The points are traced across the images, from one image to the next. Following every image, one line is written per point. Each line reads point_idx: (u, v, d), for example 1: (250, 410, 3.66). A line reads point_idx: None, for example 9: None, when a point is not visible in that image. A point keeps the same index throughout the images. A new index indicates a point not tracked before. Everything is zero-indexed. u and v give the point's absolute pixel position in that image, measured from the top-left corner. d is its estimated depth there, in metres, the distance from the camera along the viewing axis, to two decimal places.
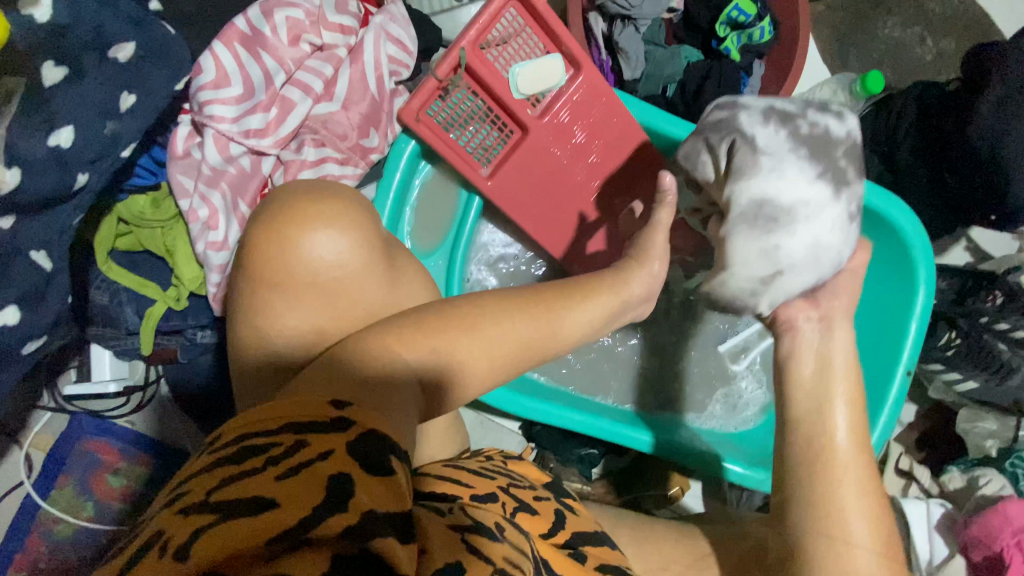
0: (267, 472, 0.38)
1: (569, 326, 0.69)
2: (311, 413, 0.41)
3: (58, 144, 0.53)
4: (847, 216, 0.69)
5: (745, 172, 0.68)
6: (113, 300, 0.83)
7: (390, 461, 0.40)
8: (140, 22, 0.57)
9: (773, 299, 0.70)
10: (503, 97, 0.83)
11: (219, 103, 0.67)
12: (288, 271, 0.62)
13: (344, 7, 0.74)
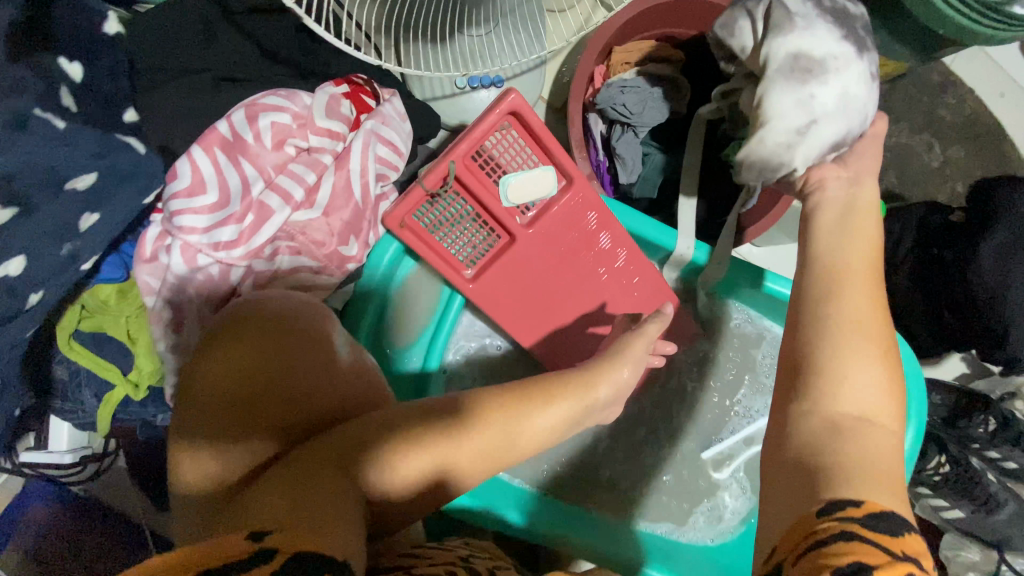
0: None
1: (524, 439, 0.67)
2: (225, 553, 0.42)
3: (6, 273, 0.51)
4: (871, 75, 0.69)
5: (783, 27, 0.66)
6: (72, 380, 0.81)
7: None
8: (103, 154, 0.55)
9: (806, 154, 0.67)
10: (491, 205, 0.81)
11: (190, 212, 0.65)
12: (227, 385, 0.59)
13: (335, 111, 0.73)
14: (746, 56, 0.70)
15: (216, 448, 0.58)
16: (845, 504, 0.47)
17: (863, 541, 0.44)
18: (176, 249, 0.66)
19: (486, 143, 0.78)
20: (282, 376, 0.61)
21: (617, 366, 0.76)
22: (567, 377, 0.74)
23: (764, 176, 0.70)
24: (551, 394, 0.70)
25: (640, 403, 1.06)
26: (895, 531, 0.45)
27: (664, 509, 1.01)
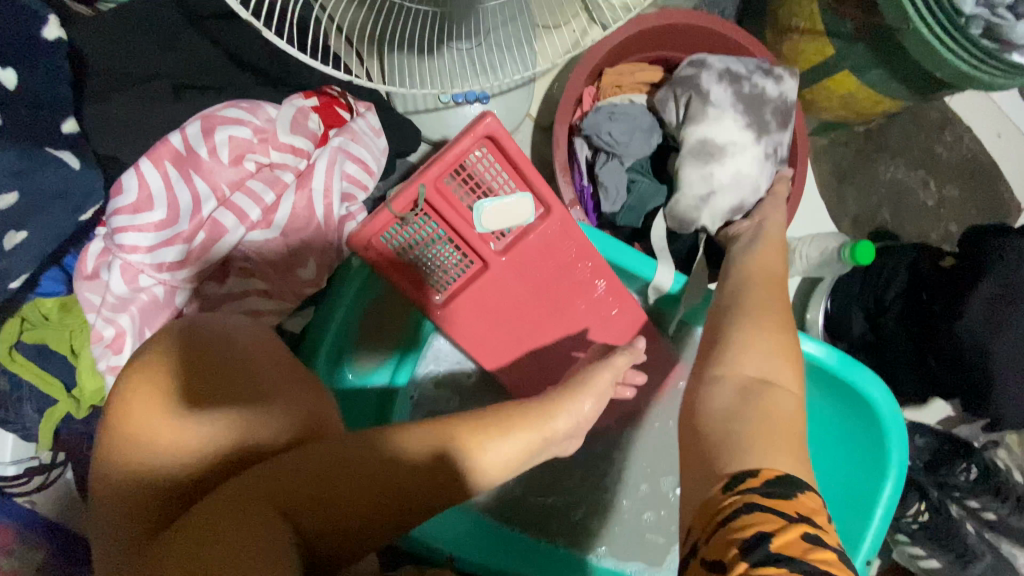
0: None
1: (479, 468, 0.59)
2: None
3: None
4: (765, 155, 0.87)
5: (696, 118, 0.86)
6: (12, 392, 0.75)
7: None
8: (23, 173, 0.50)
9: (711, 215, 0.86)
10: (463, 230, 0.77)
11: (134, 229, 0.61)
12: (154, 416, 0.54)
13: (300, 127, 0.69)
14: (671, 130, 0.90)
15: (147, 488, 0.52)
16: (745, 475, 0.48)
17: (765, 509, 0.45)
18: (116, 267, 0.62)
19: (459, 168, 0.75)
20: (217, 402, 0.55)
21: (579, 397, 0.70)
22: (525, 406, 0.67)
23: (686, 231, 0.89)
24: (512, 424, 0.63)
25: (614, 440, 1.01)
26: (791, 493, 0.46)
27: (634, 548, 0.98)
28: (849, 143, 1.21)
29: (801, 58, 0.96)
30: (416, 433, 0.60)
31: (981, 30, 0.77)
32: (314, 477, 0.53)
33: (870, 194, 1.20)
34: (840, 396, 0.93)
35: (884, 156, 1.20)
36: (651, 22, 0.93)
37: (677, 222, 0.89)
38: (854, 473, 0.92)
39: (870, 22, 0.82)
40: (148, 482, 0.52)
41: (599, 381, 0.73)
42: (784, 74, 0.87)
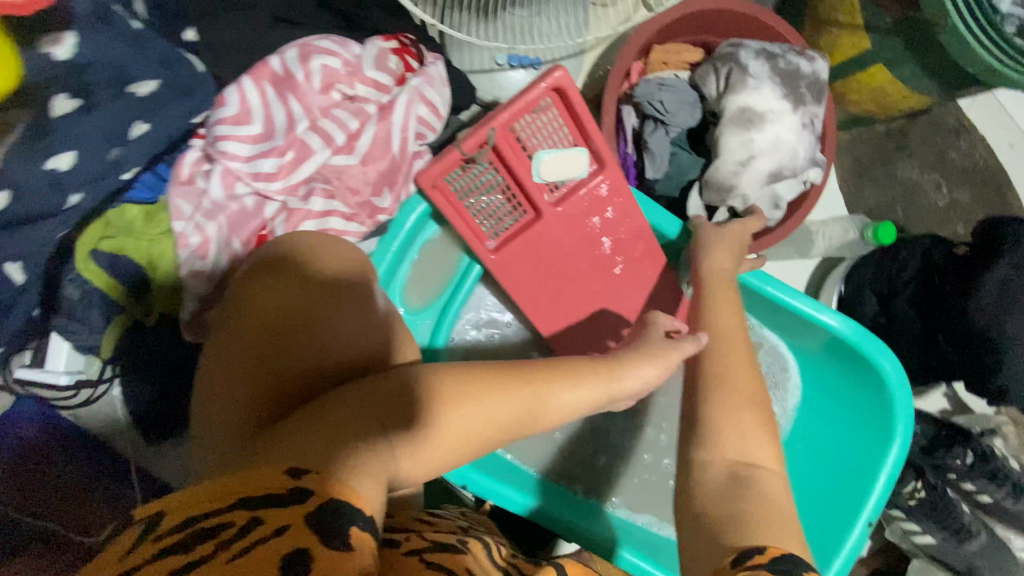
0: (218, 556, 0.46)
1: (537, 407, 0.66)
2: (271, 486, 0.51)
3: (56, 167, 0.56)
4: (802, 124, 0.92)
5: (736, 88, 0.91)
6: (83, 300, 0.77)
7: (344, 533, 0.49)
8: (167, 62, 0.61)
9: (749, 178, 0.92)
10: (523, 179, 0.82)
11: (235, 139, 0.66)
12: (258, 335, 0.63)
13: (383, 64, 0.74)
14: (711, 101, 0.95)
15: (251, 387, 0.61)
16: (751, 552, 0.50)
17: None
18: (217, 173, 0.67)
19: (524, 118, 0.79)
20: (312, 329, 0.64)
21: (648, 361, 0.73)
22: (595, 360, 0.72)
23: (722, 196, 0.94)
24: (578, 372, 0.70)
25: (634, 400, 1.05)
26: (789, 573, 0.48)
27: (648, 501, 1.03)
28: (871, 142, 1.28)
29: (836, 53, 1.03)
30: (478, 379, 0.64)
31: (1014, 28, 0.85)
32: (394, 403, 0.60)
33: (886, 191, 1.27)
34: (851, 367, 0.98)
35: (902, 156, 1.27)
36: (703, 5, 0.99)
37: (713, 187, 0.94)
38: (857, 445, 0.98)
39: (909, 17, 0.89)
40: (252, 380, 0.62)
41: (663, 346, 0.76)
42: (817, 55, 0.94)
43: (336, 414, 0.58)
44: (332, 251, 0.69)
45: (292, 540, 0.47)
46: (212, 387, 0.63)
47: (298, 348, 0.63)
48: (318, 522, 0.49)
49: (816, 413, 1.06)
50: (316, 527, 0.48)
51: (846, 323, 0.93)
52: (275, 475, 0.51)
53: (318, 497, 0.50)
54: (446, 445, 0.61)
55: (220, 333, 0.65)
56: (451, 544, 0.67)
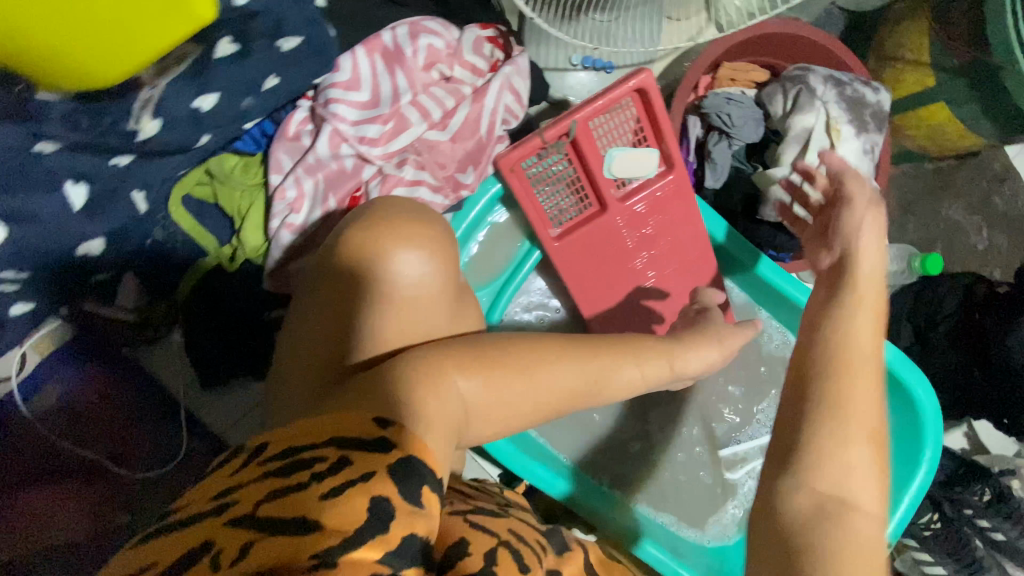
0: (313, 487, 0.49)
1: (598, 384, 0.70)
2: (360, 431, 0.54)
3: (201, 105, 0.64)
4: (863, 150, 0.96)
5: (803, 109, 0.95)
6: (167, 239, 0.81)
7: (423, 492, 0.52)
8: (313, 22, 0.66)
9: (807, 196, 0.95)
10: (595, 173, 0.85)
11: (345, 103, 0.72)
12: (345, 294, 0.67)
13: (480, 50, 0.78)
14: (776, 119, 0.99)
15: (337, 341, 0.66)
16: None
17: None
18: (326, 132, 0.72)
19: (603, 114, 0.83)
20: (395, 291, 0.68)
21: (711, 346, 0.77)
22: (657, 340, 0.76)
23: (778, 212, 0.97)
24: (634, 352, 0.73)
25: (670, 396, 1.08)
26: None
27: (668, 500, 1.05)
28: (918, 180, 1.31)
29: (899, 87, 1.06)
30: (550, 351, 0.68)
31: None
32: (476, 364, 0.63)
33: (928, 228, 1.30)
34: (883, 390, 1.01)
35: (947, 196, 1.30)
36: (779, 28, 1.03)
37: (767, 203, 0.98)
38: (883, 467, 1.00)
39: (977, 59, 0.92)
40: (340, 334, 0.66)
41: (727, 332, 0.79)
42: (881, 88, 0.99)
43: (421, 367, 0.61)
44: (420, 216, 0.73)
45: (376, 489, 0.50)
46: (300, 339, 0.68)
47: (380, 307, 0.67)
48: (399, 475, 0.51)
49: None
50: (398, 482, 0.51)
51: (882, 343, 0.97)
52: (365, 422, 0.54)
53: (401, 452, 0.53)
54: (511, 408, 0.65)
55: (311, 288, 0.70)
56: (493, 510, 0.70)
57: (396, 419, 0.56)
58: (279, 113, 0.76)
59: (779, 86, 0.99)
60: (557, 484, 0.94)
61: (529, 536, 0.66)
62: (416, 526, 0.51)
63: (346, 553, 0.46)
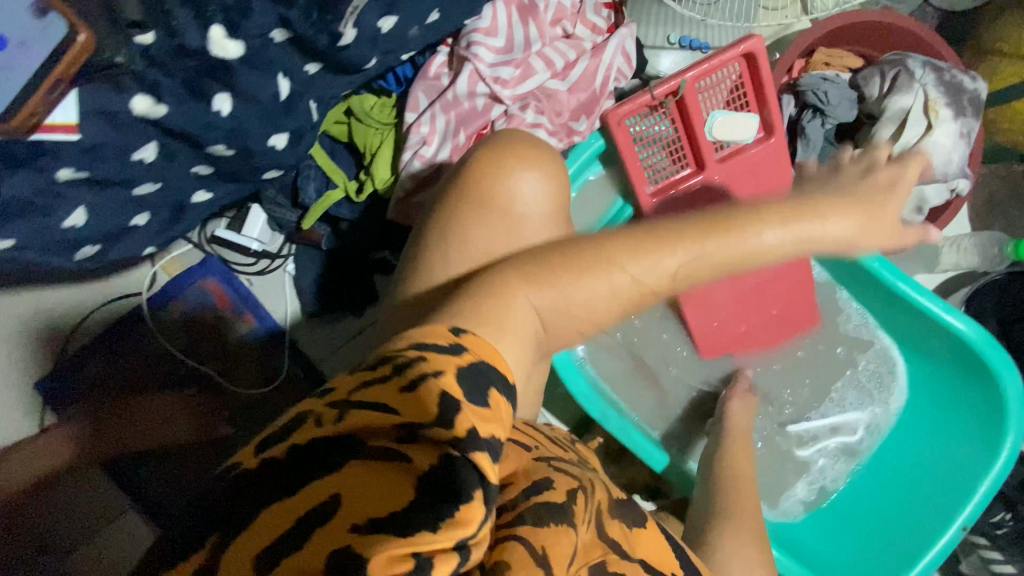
0: (392, 381, 0.47)
1: (681, 274, 0.62)
2: (438, 338, 0.51)
3: (383, 25, 0.65)
4: (959, 133, 0.98)
5: (901, 90, 0.98)
6: (303, 172, 0.93)
7: (490, 392, 0.48)
8: None
9: (900, 174, 0.97)
10: (698, 134, 0.90)
11: (484, 47, 0.80)
12: (466, 212, 0.73)
13: (600, 11, 0.86)
14: (871, 101, 1.02)
15: (460, 248, 0.72)
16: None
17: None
18: (466, 71, 0.81)
19: (710, 77, 0.88)
20: (516, 214, 0.74)
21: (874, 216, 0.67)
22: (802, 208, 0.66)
23: None
24: (733, 254, 0.61)
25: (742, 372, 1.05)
26: None
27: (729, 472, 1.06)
28: None
29: (995, 79, 1.08)
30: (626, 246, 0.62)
31: None
32: (541, 274, 0.61)
33: None
34: (965, 372, 1.00)
35: None
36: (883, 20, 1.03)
37: None
38: (959, 452, 1.00)
39: None
40: (459, 246, 0.72)
41: (845, 205, 0.67)
42: (981, 75, 1.01)
43: (496, 281, 0.61)
44: (513, 145, 0.77)
45: (446, 379, 0.46)
46: (414, 261, 0.74)
47: (502, 224, 0.73)
48: (471, 374, 0.48)
49: (921, 421, 1.06)
50: (465, 378, 0.48)
51: (973, 326, 0.94)
52: (440, 329, 0.52)
53: (476, 352, 0.51)
54: (592, 311, 0.63)
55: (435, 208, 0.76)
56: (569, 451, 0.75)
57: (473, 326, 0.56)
58: (418, 59, 0.85)
59: (877, 70, 1.03)
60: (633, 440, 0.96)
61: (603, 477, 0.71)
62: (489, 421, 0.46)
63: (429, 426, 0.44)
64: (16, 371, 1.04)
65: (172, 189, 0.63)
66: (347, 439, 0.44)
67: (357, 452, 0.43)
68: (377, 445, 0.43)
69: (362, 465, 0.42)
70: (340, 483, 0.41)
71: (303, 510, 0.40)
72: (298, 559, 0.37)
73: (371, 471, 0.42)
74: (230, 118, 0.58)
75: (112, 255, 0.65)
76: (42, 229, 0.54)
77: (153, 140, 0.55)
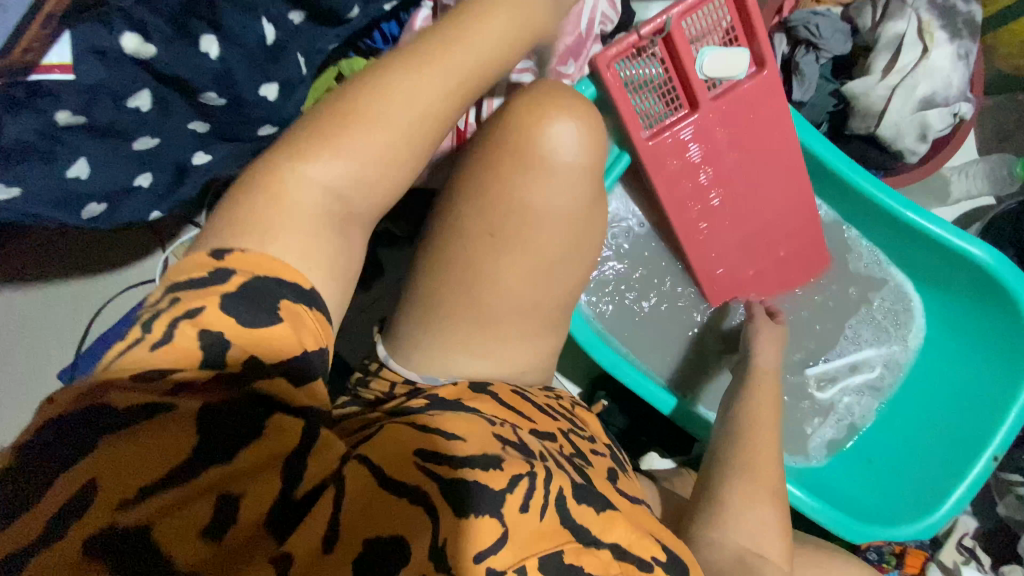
0: (141, 344, 0.39)
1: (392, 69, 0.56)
2: (192, 271, 0.44)
3: None
4: (956, 55, 0.96)
5: (895, 16, 0.96)
6: None
7: (280, 309, 0.43)
8: None
9: (899, 102, 0.96)
10: (690, 73, 0.90)
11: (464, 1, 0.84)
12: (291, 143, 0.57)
13: None
14: (864, 33, 1.01)
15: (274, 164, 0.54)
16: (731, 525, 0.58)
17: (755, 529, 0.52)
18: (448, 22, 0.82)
19: (696, 14, 0.88)
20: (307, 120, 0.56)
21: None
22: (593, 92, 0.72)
23: (867, 122, 1.00)
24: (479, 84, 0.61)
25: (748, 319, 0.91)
26: None
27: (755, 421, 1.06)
28: None
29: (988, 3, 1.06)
30: (382, 81, 0.56)
31: None
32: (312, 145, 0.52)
33: None
34: (981, 298, 0.98)
35: None
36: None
37: (857, 113, 1.00)
38: (983, 380, 0.98)
39: None
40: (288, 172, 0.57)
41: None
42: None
43: (276, 187, 0.50)
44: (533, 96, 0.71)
45: (206, 320, 0.40)
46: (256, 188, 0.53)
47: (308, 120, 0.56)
48: (240, 297, 0.42)
49: (941, 356, 1.04)
50: (228, 310, 0.41)
51: (989, 251, 0.92)
52: (199, 257, 0.45)
53: (247, 275, 0.44)
54: (381, 172, 0.55)
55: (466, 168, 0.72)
56: (565, 419, 0.74)
57: (233, 240, 0.47)
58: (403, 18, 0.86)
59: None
60: (651, 392, 0.96)
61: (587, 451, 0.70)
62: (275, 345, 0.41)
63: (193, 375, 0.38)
64: (43, 362, 1.08)
65: (172, 147, 0.63)
66: (92, 412, 0.35)
67: (104, 422, 0.34)
68: (131, 409, 0.35)
69: (120, 432, 0.34)
70: (94, 465, 0.33)
71: (55, 509, 0.32)
72: (62, 554, 0.31)
73: (137, 440, 0.35)
74: (219, 61, 0.57)
75: (118, 214, 0.65)
76: (49, 175, 0.54)
77: (146, 87, 0.54)
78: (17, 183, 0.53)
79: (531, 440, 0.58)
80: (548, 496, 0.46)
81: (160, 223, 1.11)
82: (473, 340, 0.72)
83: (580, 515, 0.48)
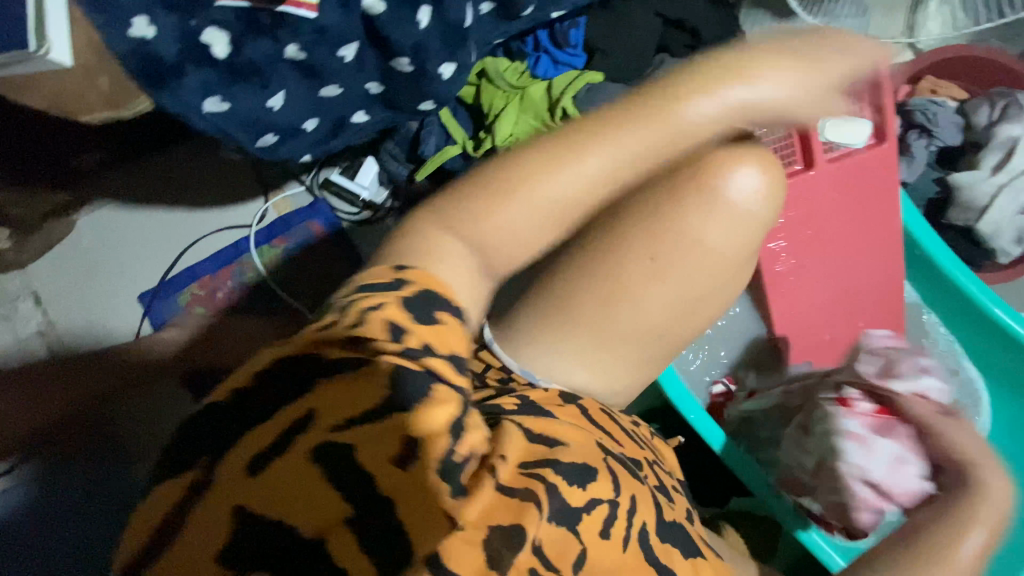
0: (334, 326, 0.41)
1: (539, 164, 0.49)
2: (373, 276, 0.45)
3: None
4: None
5: (1012, 118, 0.99)
6: (428, 126, 0.99)
7: (437, 312, 0.43)
8: None
9: (1003, 199, 0.99)
10: (810, 133, 0.94)
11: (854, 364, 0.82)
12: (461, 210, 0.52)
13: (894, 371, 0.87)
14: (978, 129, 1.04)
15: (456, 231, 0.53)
16: None
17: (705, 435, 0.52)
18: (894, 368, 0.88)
19: None
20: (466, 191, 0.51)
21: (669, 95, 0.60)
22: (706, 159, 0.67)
23: (966, 215, 1.03)
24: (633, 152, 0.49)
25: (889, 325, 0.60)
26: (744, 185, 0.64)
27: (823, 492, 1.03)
28: None
29: None
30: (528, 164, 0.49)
31: None
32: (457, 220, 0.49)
33: None
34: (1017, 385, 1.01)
35: None
36: (999, 58, 1.04)
37: (959, 204, 1.03)
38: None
39: None
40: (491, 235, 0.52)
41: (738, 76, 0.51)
42: None
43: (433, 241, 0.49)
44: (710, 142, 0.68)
45: (388, 314, 0.41)
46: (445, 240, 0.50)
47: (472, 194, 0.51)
48: (416, 300, 0.43)
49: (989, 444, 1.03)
50: (407, 308, 0.42)
51: None
52: (380, 268, 0.46)
53: (420, 286, 0.44)
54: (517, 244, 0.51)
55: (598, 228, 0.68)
56: (645, 442, 0.69)
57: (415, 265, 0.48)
58: (558, 25, 0.94)
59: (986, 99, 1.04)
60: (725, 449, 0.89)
61: (670, 486, 0.65)
62: (441, 340, 0.42)
63: (379, 348, 0.40)
64: (127, 280, 1.12)
65: (347, 101, 0.68)
66: (298, 374, 0.39)
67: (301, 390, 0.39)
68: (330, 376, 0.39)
69: (324, 385, 0.39)
70: (311, 409, 0.38)
71: (287, 459, 0.37)
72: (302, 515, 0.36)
73: (331, 404, 0.38)
74: (424, 32, 0.62)
75: (282, 152, 0.70)
76: (253, 99, 0.60)
77: (356, 40, 0.61)
78: (229, 98, 0.59)
79: (628, 463, 0.55)
80: (632, 529, 0.47)
81: (269, 174, 1.16)
82: (589, 350, 0.68)
83: (658, 551, 0.50)
